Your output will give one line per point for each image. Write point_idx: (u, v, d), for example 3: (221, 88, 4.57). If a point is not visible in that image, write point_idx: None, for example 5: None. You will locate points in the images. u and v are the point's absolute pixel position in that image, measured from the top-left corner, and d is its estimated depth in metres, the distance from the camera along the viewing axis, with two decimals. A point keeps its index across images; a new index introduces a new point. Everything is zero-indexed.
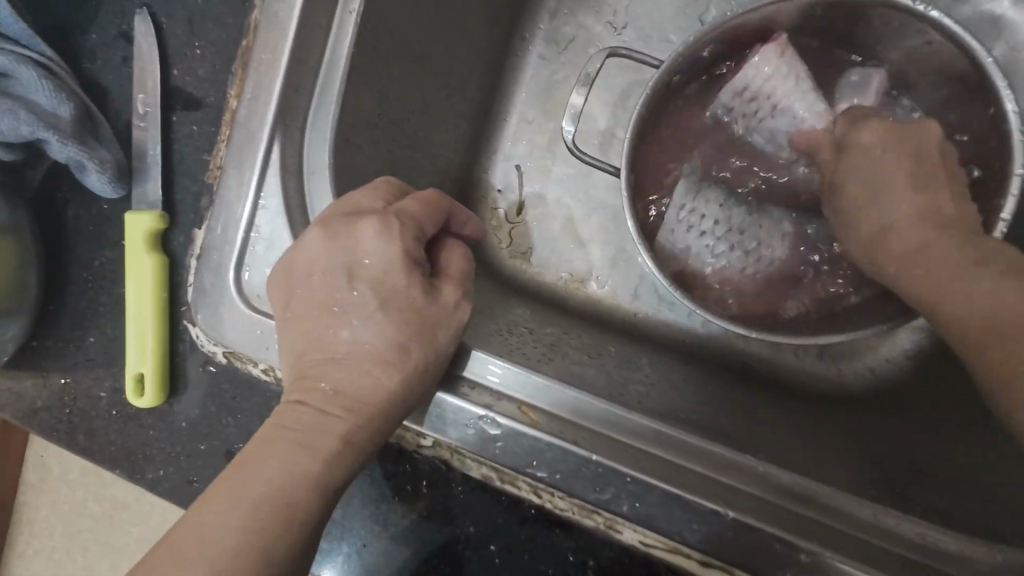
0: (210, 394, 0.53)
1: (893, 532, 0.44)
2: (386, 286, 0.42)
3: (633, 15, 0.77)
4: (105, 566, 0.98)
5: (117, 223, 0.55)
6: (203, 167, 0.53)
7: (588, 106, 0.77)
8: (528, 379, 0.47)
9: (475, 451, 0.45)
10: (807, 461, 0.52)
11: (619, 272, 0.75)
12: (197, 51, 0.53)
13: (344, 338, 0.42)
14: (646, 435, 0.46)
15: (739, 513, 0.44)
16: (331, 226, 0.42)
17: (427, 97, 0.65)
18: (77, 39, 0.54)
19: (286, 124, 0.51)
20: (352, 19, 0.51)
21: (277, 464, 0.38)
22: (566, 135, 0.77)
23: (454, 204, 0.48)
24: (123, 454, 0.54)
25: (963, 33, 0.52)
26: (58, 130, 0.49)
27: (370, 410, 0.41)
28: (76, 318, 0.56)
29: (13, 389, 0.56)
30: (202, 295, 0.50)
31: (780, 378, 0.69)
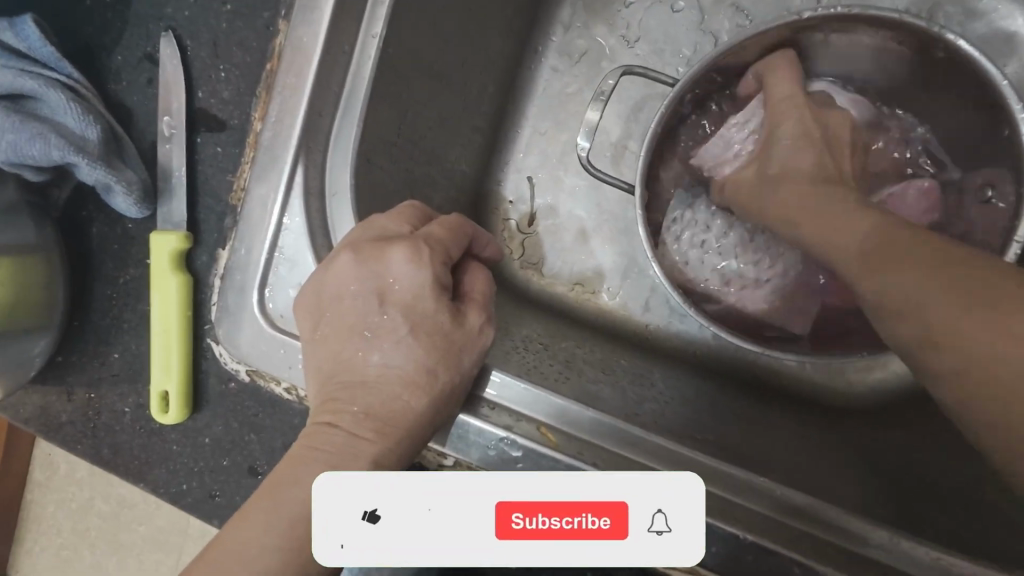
0: (233, 410, 0.54)
1: (908, 554, 0.44)
2: (413, 309, 0.43)
3: (647, 30, 0.77)
4: (115, 567, 0.99)
5: (141, 242, 0.56)
6: (226, 187, 0.54)
7: (602, 121, 0.78)
8: (548, 401, 0.48)
9: (497, 471, 0.46)
10: (821, 480, 0.52)
11: (632, 286, 0.76)
12: (221, 72, 0.54)
13: (372, 362, 0.43)
14: (664, 456, 0.47)
15: (755, 534, 0.44)
16: (360, 251, 0.43)
17: (445, 114, 0.66)
18: (102, 59, 0.55)
19: (309, 146, 0.51)
20: (373, 42, 0.52)
21: (307, 487, 0.39)
22: (580, 150, 0.78)
23: (475, 227, 0.49)
24: (146, 468, 0.56)
25: (978, 55, 0.53)
26: (86, 152, 0.50)
27: (396, 433, 0.42)
28: (101, 334, 0.57)
29: (39, 403, 0.57)
30: (226, 315, 0.51)
31: (792, 392, 0.70)
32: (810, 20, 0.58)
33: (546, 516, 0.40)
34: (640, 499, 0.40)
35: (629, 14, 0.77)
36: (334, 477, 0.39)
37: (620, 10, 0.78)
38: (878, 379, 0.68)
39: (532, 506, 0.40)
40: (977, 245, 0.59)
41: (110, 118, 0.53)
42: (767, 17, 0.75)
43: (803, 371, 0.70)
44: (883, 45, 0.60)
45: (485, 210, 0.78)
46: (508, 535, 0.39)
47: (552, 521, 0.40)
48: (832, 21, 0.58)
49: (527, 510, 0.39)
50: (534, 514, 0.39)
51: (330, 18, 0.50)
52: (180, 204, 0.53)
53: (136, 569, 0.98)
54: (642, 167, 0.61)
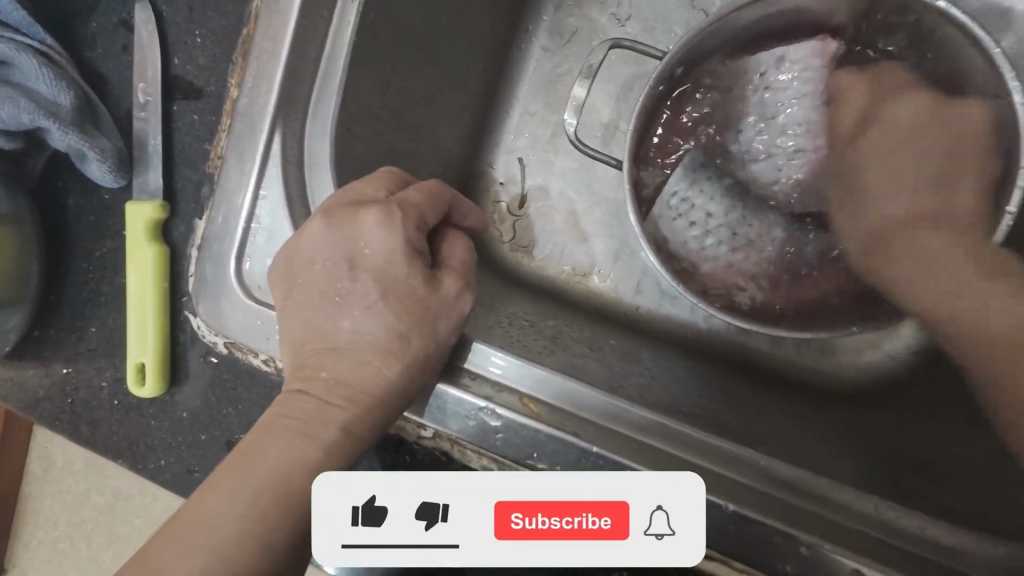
0: (212, 384, 0.54)
1: (894, 526, 0.44)
2: (389, 275, 0.42)
3: (636, 6, 0.76)
4: (106, 556, 0.98)
5: (118, 214, 0.55)
6: (204, 157, 0.53)
7: (590, 99, 0.76)
8: (528, 372, 0.47)
9: (476, 443, 0.45)
10: (808, 455, 0.51)
11: (621, 266, 0.75)
12: (198, 39, 0.53)
13: (344, 328, 0.42)
14: (646, 427, 0.46)
15: (739, 505, 0.43)
16: (333, 215, 0.42)
17: (430, 88, 0.65)
18: (77, 27, 0.54)
19: (287, 113, 0.50)
20: (352, 7, 0.51)
21: (279, 453, 0.38)
22: (568, 128, 0.76)
23: (456, 195, 0.48)
24: (124, 444, 0.55)
25: (971, 22, 0.52)
26: (59, 118, 0.49)
27: (371, 400, 0.41)
28: (77, 308, 0.56)
29: (14, 378, 0.56)
30: (202, 285, 0.50)
31: (782, 372, 0.69)
32: None
33: (547, 516, 0.39)
34: (640, 498, 0.40)
35: None
36: (333, 478, 0.38)
37: None
38: (872, 360, 0.67)
39: (532, 506, 0.39)
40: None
41: (85, 85, 0.52)
42: None
43: (795, 352, 0.69)
44: (875, 15, 0.59)
45: (474, 189, 0.77)
46: (507, 535, 0.38)
47: (553, 521, 0.39)
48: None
49: (527, 510, 0.39)
50: (534, 513, 0.39)
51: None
52: (156, 174, 0.52)
53: None
54: (629, 139, 0.59)
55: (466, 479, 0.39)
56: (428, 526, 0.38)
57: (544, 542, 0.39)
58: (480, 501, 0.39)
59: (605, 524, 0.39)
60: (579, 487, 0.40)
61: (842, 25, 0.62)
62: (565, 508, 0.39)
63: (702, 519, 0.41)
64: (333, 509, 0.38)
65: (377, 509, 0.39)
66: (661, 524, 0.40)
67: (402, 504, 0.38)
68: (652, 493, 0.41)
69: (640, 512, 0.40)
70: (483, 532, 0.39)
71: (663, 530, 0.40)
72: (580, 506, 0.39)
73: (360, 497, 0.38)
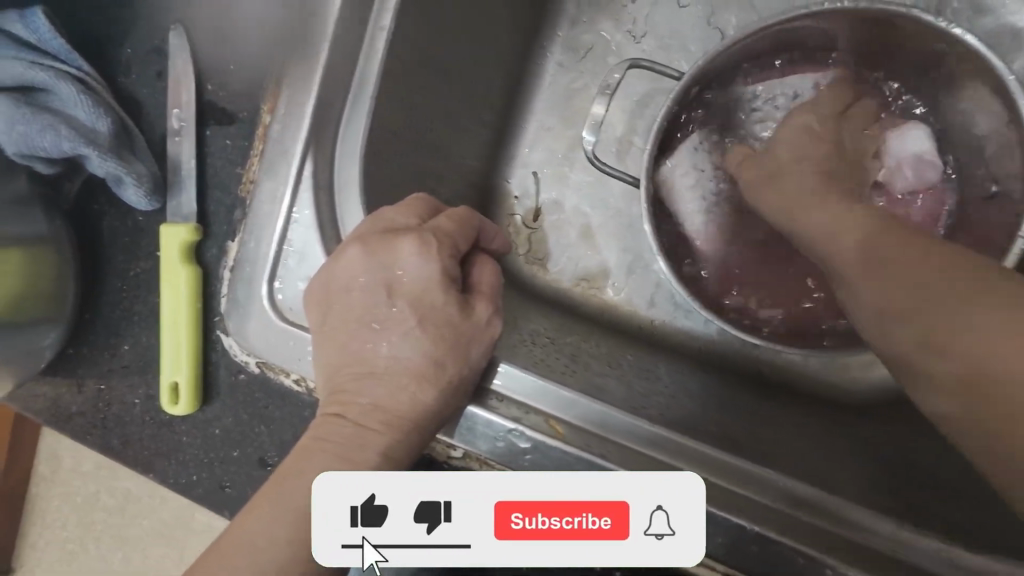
0: (242, 402, 0.55)
1: (913, 547, 0.45)
2: (424, 301, 0.43)
3: (652, 25, 0.77)
4: (119, 560, 1.00)
5: (151, 234, 0.57)
6: (236, 180, 0.54)
7: (608, 116, 0.78)
8: (555, 393, 0.48)
9: (505, 463, 0.47)
10: (826, 473, 0.53)
11: (637, 281, 0.76)
12: (231, 66, 0.54)
13: (380, 353, 0.43)
14: (670, 448, 0.47)
15: (762, 525, 0.45)
16: (370, 244, 0.43)
17: (452, 109, 0.66)
18: (111, 52, 0.55)
19: (318, 139, 0.52)
20: (381, 36, 0.52)
21: (319, 475, 0.39)
22: (585, 145, 0.77)
23: (484, 220, 0.50)
24: (156, 459, 0.56)
25: (984, 49, 0.53)
26: (97, 144, 0.50)
27: (406, 424, 0.42)
28: (110, 327, 0.57)
29: (48, 394, 0.57)
30: (236, 306, 0.51)
31: (796, 387, 0.70)
32: (817, 15, 0.58)
33: (546, 516, 0.39)
34: (639, 498, 0.41)
35: (635, 8, 0.77)
36: (335, 478, 0.39)
37: (625, 5, 0.78)
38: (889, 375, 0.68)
39: (532, 505, 0.39)
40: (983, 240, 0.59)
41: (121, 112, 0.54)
42: (772, 12, 0.75)
43: (810, 366, 0.70)
44: (890, 40, 0.60)
45: (491, 204, 0.78)
46: (508, 535, 0.39)
47: (553, 521, 0.39)
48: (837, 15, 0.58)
49: (527, 510, 0.39)
50: (535, 512, 0.39)
51: (338, 12, 0.51)
52: (189, 198, 0.54)
53: (143, 562, 0.99)
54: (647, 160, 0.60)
55: (467, 478, 0.39)
56: (431, 525, 0.39)
57: (544, 542, 0.39)
58: (478, 501, 0.39)
59: (605, 523, 0.40)
60: (578, 487, 0.41)
61: (857, 47, 0.63)
62: (565, 508, 0.40)
63: (702, 519, 0.42)
64: (334, 510, 0.38)
65: (377, 509, 0.39)
66: (661, 524, 0.41)
67: (400, 504, 0.39)
68: (651, 490, 0.42)
69: (639, 510, 0.41)
70: (484, 532, 0.39)
71: (664, 528, 0.41)
72: (580, 506, 0.40)
73: (361, 497, 0.39)
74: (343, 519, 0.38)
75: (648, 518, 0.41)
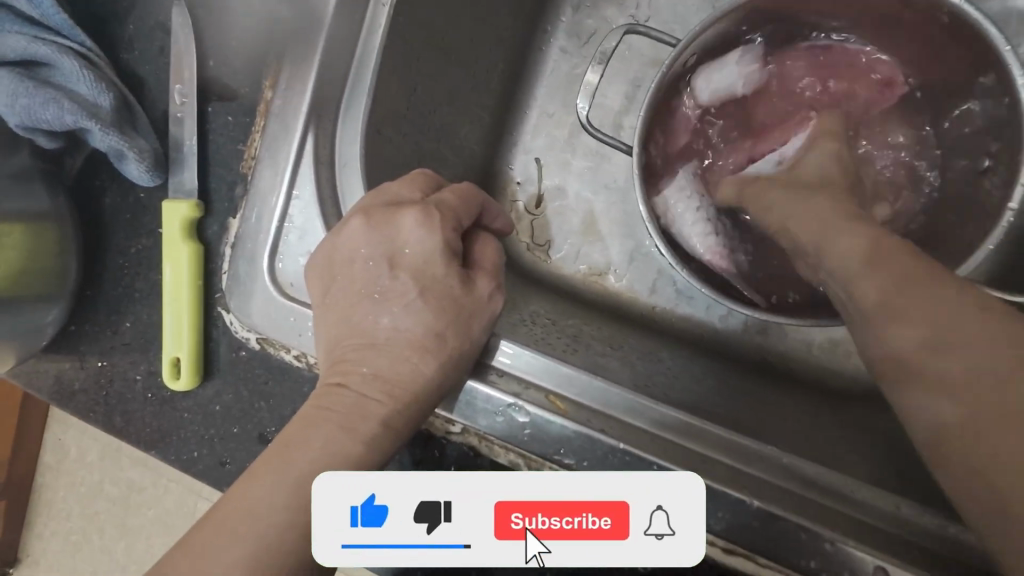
0: (244, 378, 0.55)
1: (918, 525, 0.44)
2: (427, 273, 0.43)
3: (655, 8, 0.77)
4: (120, 547, 1.00)
5: (153, 212, 0.57)
6: (237, 158, 0.54)
7: (602, 85, 0.77)
8: (555, 370, 0.48)
9: (504, 439, 0.47)
10: (828, 454, 0.52)
11: (638, 266, 0.76)
12: (232, 43, 0.54)
13: (382, 325, 0.43)
14: (671, 425, 0.47)
15: (764, 501, 0.44)
16: (372, 216, 0.43)
17: (454, 90, 0.66)
18: (113, 30, 0.55)
19: (319, 115, 0.52)
20: (383, 11, 0.52)
21: (319, 444, 0.39)
22: (580, 111, 0.77)
23: (486, 198, 0.50)
24: (157, 436, 0.56)
25: (981, 18, 0.51)
26: (100, 119, 0.50)
27: (407, 396, 0.42)
28: (113, 304, 0.57)
29: (51, 371, 0.57)
30: (237, 282, 0.52)
31: (797, 371, 0.70)
32: None
33: (545, 516, 0.40)
34: (640, 500, 0.40)
35: None
36: (333, 477, 0.38)
37: None
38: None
39: (531, 506, 0.40)
40: (971, 217, 0.59)
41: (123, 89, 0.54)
42: None
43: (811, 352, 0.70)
44: (886, 9, 0.58)
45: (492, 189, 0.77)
46: (507, 534, 0.40)
47: (553, 521, 0.40)
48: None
49: (527, 510, 0.40)
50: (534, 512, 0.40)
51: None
52: (191, 174, 0.54)
53: (145, 549, 1.00)
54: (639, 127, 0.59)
55: (466, 477, 0.40)
56: (432, 526, 0.40)
57: (543, 541, 0.40)
58: (482, 501, 0.40)
59: (607, 524, 0.40)
60: (584, 489, 0.40)
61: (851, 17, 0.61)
62: (565, 510, 0.40)
63: (702, 516, 0.42)
64: (332, 510, 0.38)
65: (378, 508, 0.39)
66: (661, 524, 0.41)
67: (401, 502, 0.39)
68: (652, 493, 0.41)
69: (641, 513, 0.40)
70: (484, 531, 0.40)
71: (663, 531, 0.41)
72: (579, 508, 0.40)
73: (360, 496, 0.39)
74: (343, 519, 0.38)
75: (648, 520, 0.41)
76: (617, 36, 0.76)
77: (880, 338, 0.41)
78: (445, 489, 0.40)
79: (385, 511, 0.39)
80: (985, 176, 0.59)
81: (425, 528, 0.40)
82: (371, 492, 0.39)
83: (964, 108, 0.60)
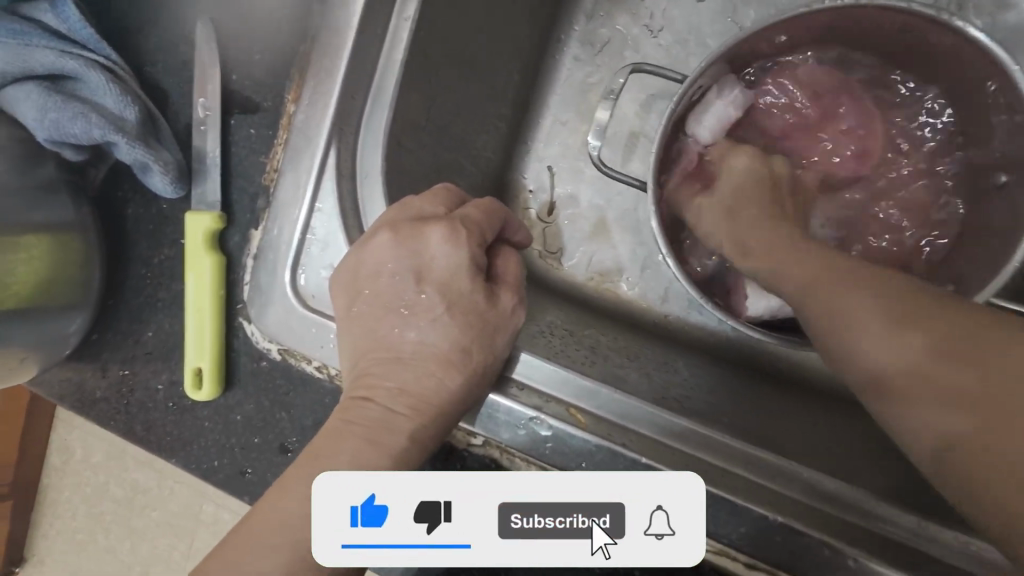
0: (265, 388, 0.55)
1: (939, 541, 0.45)
2: (453, 289, 0.44)
3: (670, 19, 0.77)
4: (127, 549, 1.01)
5: (176, 222, 0.57)
6: (259, 169, 0.55)
7: (612, 120, 0.77)
8: (576, 383, 0.48)
9: (526, 451, 0.47)
10: (847, 467, 0.52)
11: (651, 276, 0.76)
12: (255, 56, 0.55)
13: (407, 339, 0.43)
14: (691, 439, 0.47)
15: (785, 516, 0.45)
16: (399, 231, 0.44)
17: (472, 101, 0.66)
18: (137, 42, 0.56)
19: (343, 128, 0.52)
20: (405, 26, 0.53)
21: (346, 458, 0.40)
22: (591, 150, 0.77)
23: (509, 212, 0.50)
24: (178, 445, 0.57)
25: (991, 43, 0.52)
26: (125, 132, 0.51)
27: (432, 409, 0.43)
28: (135, 312, 0.58)
29: (73, 379, 0.58)
30: (260, 294, 0.52)
31: (809, 380, 0.70)
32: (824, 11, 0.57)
33: (541, 515, 0.39)
34: (640, 500, 0.41)
35: (653, 3, 0.77)
36: (333, 477, 0.39)
37: None
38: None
39: (529, 505, 0.40)
40: (989, 235, 0.59)
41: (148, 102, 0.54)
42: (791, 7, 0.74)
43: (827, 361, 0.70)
44: (895, 33, 0.58)
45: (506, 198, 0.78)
46: (508, 535, 0.39)
47: (547, 521, 0.40)
48: (845, 16, 0.58)
49: (525, 510, 0.39)
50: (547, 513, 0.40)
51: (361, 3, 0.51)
52: (213, 186, 0.54)
53: (152, 550, 1.00)
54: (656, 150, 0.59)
55: (464, 477, 0.39)
56: (432, 526, 0.39)
57: (544, 540, 0.40)
58: (481, 502, 0.40)
59: (604, 523, 0.40)
60: (578, 489, 0.40)
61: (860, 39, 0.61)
62: (560, 508, 0.40)
63: (702, 516, 0.42)
64: (332, 509, 0.38)
65: (378, 508, 0.39)
66: (661, 524, 0.41)
67: (401, 502, 0.39)
68: (649, 492, 0.41)
69: (638, 512, 0.40)
70: (483, 531, 0.39)
71: (663, 530, 0.41)
72: (572, 506, 0.40)
73: (360, 496, 0.39)
74: (342, 518, 0.38)
75: (647, 520, 0.41)
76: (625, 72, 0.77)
77: (890, 408, 0.41)
78: (448, 489, 0.39)
79: (385, 511, 0.39)
80: (1002, 191, 0.59)
81: (425, 528, 0.39)
82: (371, 492, 0.39)
83: (977, 128, 0.60)
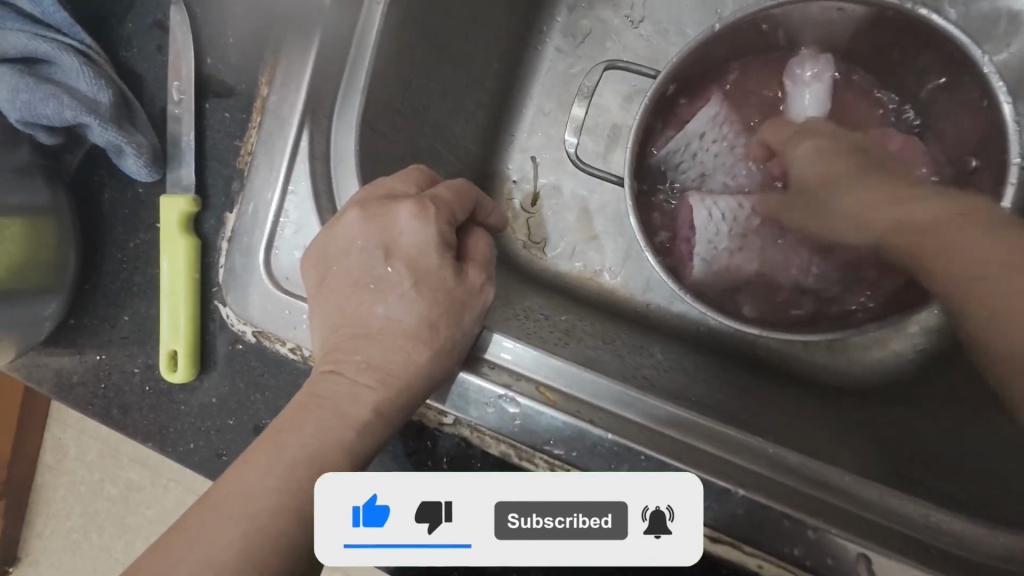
0: (240, 371, 0.56)
1: (900, 516, 0.45)
2: (419, 266, 0.44)
3: (651, 9, 0.78)
4: (120, 548, 1.01)
5: (152, 207, 0.58)
6: (233, 152, 0.55)
7: (591, 118, 0.78)
8: (545, 361, 0.49)
9: (495, 429, 0.47)
10: (819, 447, 0.52)
11: (632, 265, 0.77)
12: (230, 40, 0.55)
13: (375, 314, 0.44)
14: (661, 416, 0.48)
15: (749, 491, 0.45)
16: (366, 208, 0.44)
17: (449, 89, 0.66)
18: (113, 27, 0.56)
19: (315, 111, 0.52)
20: (377, 8, 0.53)
21: (309, 430, 0.40)
22: (569, 149, 0.78)
23: (481, 194, 0.50)
24: (154, 428, 0.57)
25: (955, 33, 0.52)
26: (98, 114, 0.51)
27: (400, 384, 0.43)
28: (112, 297, 0.58)
29: (49, 364, 0.58)
30: (233, 276, 0.52)
31: (786, 365, 0.70)
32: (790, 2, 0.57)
33: (541, 515, 0.40)
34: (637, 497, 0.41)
35: None
36: (337, 477, 0.39)
37: None
38: (886, 362, 0.68)
39: (529, 505, 0.41)
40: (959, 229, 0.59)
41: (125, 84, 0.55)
42: None
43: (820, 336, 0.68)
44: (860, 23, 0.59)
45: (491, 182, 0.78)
46: (507, 534, 0.40)
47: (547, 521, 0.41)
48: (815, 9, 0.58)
49: (523, 510, 0.40)
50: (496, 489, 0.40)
51: None
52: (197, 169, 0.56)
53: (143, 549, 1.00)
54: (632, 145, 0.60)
55: (467, 479, 0.41)
56: (432, 526, 0.40)
57: (543, 541, 0.41)
58: (479, 500, 0.41)
59: (605, 523, 0.41)
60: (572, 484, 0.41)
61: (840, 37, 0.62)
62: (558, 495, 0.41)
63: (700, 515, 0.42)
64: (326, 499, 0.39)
65: (378, 508, 0.40)
66: (660, 523, 0.42)
67: (402, 502, 0.40)
68: (647, 492, 0.42)
69: (638, 512, 0.41)
70: (485, 531, 0.40)
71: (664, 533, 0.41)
72: (573, 506, 0.41)
73: (361, 496, 0.40)
74: (344, 519, 0.39)
75: (647, 519, 0.41)
76: (598, 73, 0.78)
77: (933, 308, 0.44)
78: (447, 489, 0.41)
79: (386, 510, 0.40)
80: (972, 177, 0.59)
81: (426, 528, 0.40)
82: (372, 492, 0.40)
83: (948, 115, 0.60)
